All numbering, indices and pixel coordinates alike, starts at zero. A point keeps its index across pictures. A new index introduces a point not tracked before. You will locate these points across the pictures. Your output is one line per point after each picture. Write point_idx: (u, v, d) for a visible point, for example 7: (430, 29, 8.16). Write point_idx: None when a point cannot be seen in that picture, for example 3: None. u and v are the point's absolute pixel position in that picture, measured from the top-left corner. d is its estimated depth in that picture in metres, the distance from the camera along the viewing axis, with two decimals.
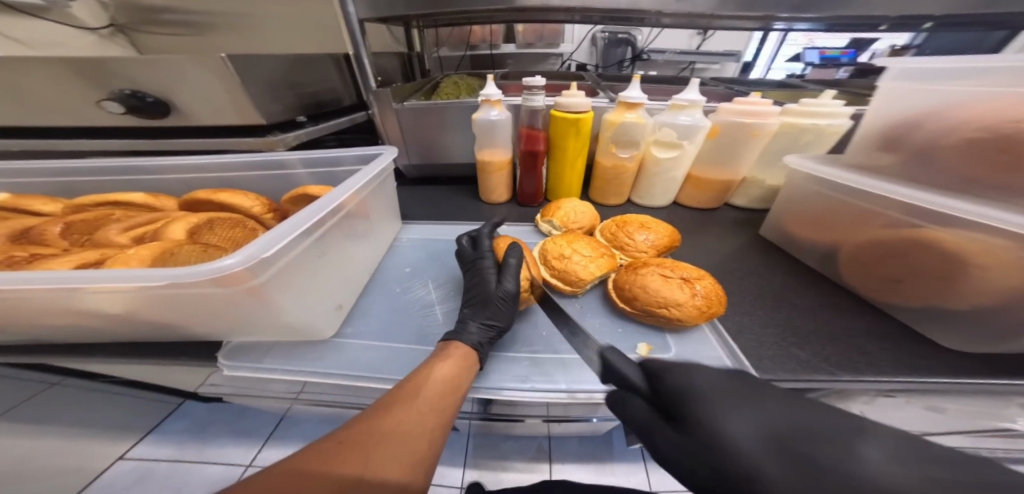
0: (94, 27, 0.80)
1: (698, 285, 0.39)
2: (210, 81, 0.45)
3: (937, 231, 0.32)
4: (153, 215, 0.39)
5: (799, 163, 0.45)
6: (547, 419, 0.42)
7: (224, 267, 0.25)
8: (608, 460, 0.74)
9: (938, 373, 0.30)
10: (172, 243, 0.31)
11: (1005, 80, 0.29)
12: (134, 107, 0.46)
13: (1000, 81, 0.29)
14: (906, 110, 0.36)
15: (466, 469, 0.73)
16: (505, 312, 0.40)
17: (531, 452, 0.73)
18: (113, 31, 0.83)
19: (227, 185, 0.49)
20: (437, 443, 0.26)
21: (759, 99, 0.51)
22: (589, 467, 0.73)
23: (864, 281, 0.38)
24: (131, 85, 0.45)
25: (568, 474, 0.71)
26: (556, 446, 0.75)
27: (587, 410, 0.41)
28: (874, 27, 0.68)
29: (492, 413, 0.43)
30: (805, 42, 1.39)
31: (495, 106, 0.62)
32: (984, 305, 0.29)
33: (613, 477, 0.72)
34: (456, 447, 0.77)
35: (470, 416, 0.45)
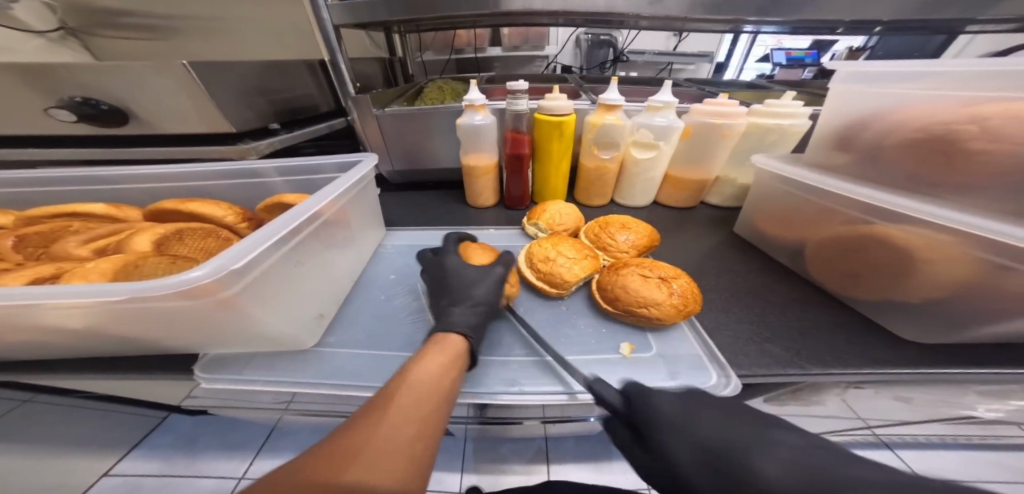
0: (41, 29, 0.73)
1: (675, 284, 0.41)
2: (173, 87, 0.44)
3: (888, 227, 0.34)
4: (117, 226, 0.38)
5: (765, 163, 0.47)
6: (543, 425, 0.42)
7: (191, 279, 0.25)
8: (604, 459, 0.75)
9: (899, 364, 0.31)
10: (136, 255, 0.31)
11: (950, 84, 0.31)
12: (87, 114, 0.45)
13: (943, 85, 0.31)
14: (856, 113, 0.38)
15: (464, 473, 0.73)
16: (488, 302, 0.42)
17: (530, 453, 0.74)
18: (63, 35, 0.77)
19: (201, 195, 0.48)
20: (429, 439, 0.25)
21: (727, 99, 0.53)
22: (587, 465, 0.74)
23: (829, 276, 0.40)
24: (82, 91, 0.44)
25: (566, 473, 0.72)
26: (554, 446, 0.76)
27: (585, 412, 0.42)
28: (835, 30, 0.72)
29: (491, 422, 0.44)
30: (774, 43, 1.46)
31: (479, 111, 0.62)
32: (935, 297, 0.31)
33: (611, 475, 0.73)
34: (454, 451, 0.76)
35: (461, 424, 0.44)
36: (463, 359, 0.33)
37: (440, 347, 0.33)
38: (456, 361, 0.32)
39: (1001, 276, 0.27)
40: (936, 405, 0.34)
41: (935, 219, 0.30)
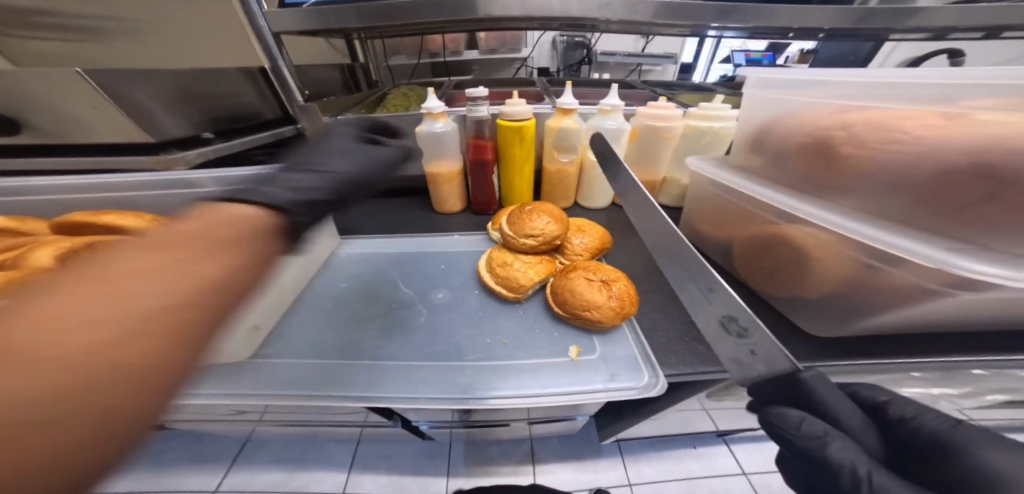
0: None
1: (615, 286, 0.42)
2: (77, 96, 0.42)
3: (788, 227, 0.35)
4: (19, 240, 0.36)
5: (695, 166, 0.49)
6: (528, 421, 0.49)
7: None
8: (586, 458, 0.77)
9: (806, 357, 0.33)
10: (27, 272, 0.30)
11: (839, 91, 0.32)
12: None
13: (835, 92, 0.33)
14: (763, 117, 0.40)
15: (450, 476, 0.73)
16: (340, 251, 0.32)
17: (517, 455, 0.75)
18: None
19: (133, 207, 0.47)
20: (163, 356, 0.16)
21: (666, 103, 0.55)
22: (570, 465, 0.75)
23: (752, 274, 0.41)
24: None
25: (551, 473, 0.73)
26: (539, 447, 0.77)
27: (558, 410, 0.45)
28: (779, 34, 0.74)
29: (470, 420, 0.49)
30: (738, 45, 1.51)
31: (439, 118, 0.63)
32: (831, 292, 0.33)
33: (594, 473, 0.75)
34: (438, 456, 0.76)
35: (451, 423, 0.51)
36: (255, 227, 0.24)
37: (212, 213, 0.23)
38: (253, 228, 0.24)
39: (875, 273, 0.29)
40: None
41: (813, 218, 0.32)
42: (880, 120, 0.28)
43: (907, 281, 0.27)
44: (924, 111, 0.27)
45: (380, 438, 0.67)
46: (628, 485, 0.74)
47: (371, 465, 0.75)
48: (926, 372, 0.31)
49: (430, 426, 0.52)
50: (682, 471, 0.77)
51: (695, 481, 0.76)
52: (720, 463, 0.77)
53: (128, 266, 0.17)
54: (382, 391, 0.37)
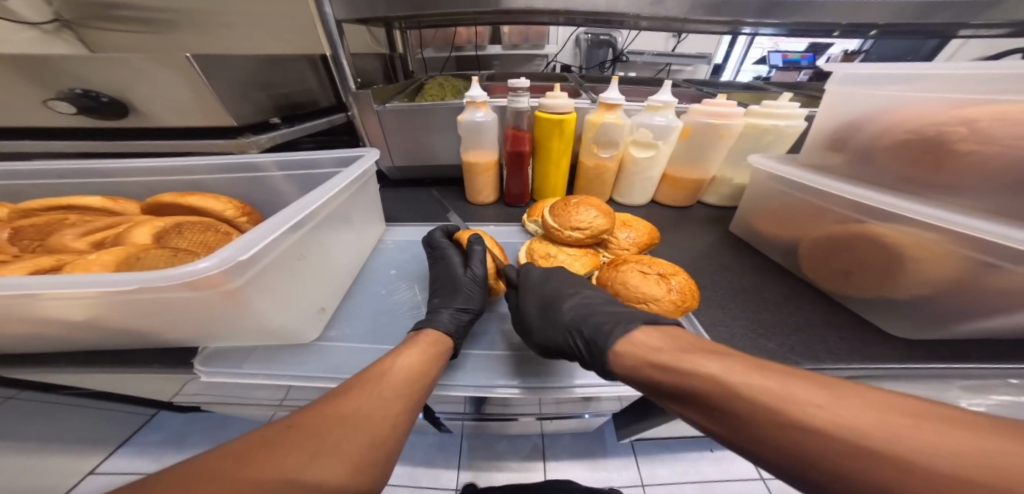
0: (35, 21, 0.72)
1: (674, 280, 0.40)
2: (167, 79, 0.44)
3: (877, 226, 0.35)
4: (113, 220, 0.37)
5: (761, 162, 0.48)
6: (539, 416, 0.48)
7: (198, 270, 0.25)
8: (599, 456, 0.75)
9: (889, 360, 0.32)
10: (138, 248, 0.31)
11: (944, 86, 0.32)
12: (87, 107, 0.44)
13: (941, 88, 0.32)
14: (848, 113, 0.40)
15: (460, 469, 0.73)
16: (475, 296, 0.41)
17: (525, 450, 0.74)
18: (57, 27, 0.75)
19: (198, 188, 0.47)
20: (399, 431, 0.26)
21: (725, 100, 0.54)
22: (583, 463, 0.74)
23: (822, 273, 0.41)
24: (82, 83, 0.43)
25: (564, 470, 0.72)
26: (549, 444, 0.75)
27: (575, 406, 0.44)
28: (832, 33, 0.73)
29: (483, 413, 0.47)
30: (770, 45, 1.48)
31: (480, 108, 0.62)
32: (923, 295, 0.32)
33: (606, 472, 0.74)
34: (450, 448, 0.76)
35: (463, 416, 0.49)
36: (447, 352, 0.35)
37: (420, 340, 0.34)
38: (440, 353, 0.34)
39: (989, 272, 0.28)
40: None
41: (917, 215, 0.32)
42: (1011, 112, 0.27)
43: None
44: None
45: None
46: (641, 485, 0.74)
47: None
48: None
49: (442, 416, 0.50)
50: (696, 473, 0.76)
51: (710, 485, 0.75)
52: (735, 467, 0.76)
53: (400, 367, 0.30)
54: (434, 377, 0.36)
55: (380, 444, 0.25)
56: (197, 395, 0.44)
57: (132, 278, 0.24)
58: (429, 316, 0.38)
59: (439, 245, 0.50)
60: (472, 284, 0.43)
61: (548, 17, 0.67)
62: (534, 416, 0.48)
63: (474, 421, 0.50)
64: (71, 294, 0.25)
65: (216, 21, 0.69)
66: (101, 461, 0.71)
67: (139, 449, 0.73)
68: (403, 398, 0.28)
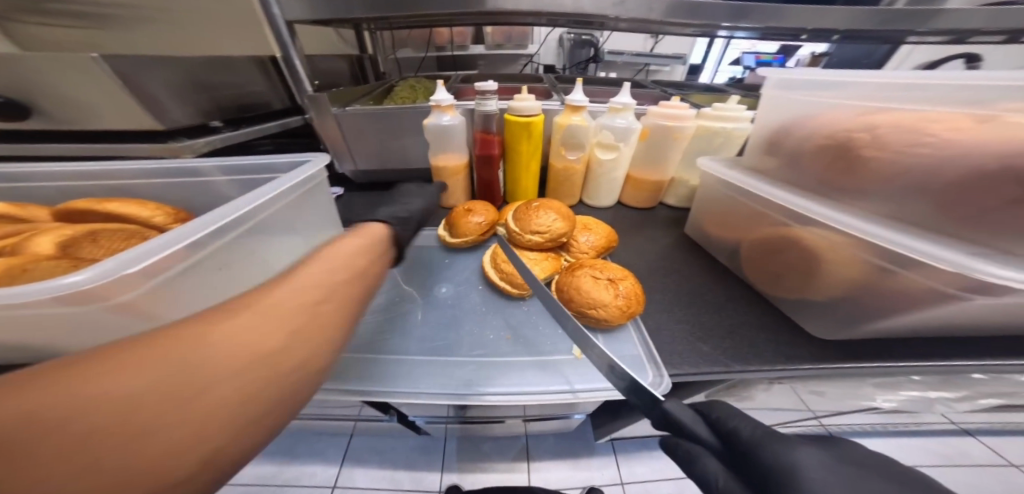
0: None
1: (622, 285, 0.41)
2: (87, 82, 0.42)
3: (800, 230, 0.36)
4: (15, 228, 0.35)
5: (706, 166, 0.48)
6: (524, 417, 0.48)
7: (70, 285, 0.23)
8: (577, 455, 0.75)
9: (814, 360, 0.33)
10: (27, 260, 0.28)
11: (865, 94, 0.33)
12: None
13: (863, 96, 0.33)
14: (781, 117, 0.40)
15: (444, 472, 0.72)
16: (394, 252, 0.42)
17: (512, 451, 0.74)
18: None
19: (132, 194, 0.46)
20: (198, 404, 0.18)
21: (678, 102, 0.54)
22: (564, 463, 0.75)
23: (759, 275, 0.41)
24: None
25: (544, 470, 0.73)
26: (533, 443, 0.75)
27: (561, 407, 0.45)
28: (792, 36, 0.74)
29: (467, 415, 0.48)
30: (746, 47, 1.51)
31: (447, 111, 0.62)
32: (835, 297, 0.33)
33: (588, 471, 0.74)
34: (433, 451, 0.75)
35: (446, 419, 0.50)
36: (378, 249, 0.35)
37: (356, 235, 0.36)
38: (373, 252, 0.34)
39: (887, 277, 0.30)
40: (846, 396, 0.36)
41: (828, 221, 0.32)
42: (906, 122, 0.28)
43: (920, 285, 0.28)
44: (954, 113, 0.27)
45: (374, 432, 0.66)
46: (620, 484, 0.74)
47: (363, 458, 0.75)
48: (924, 375, 0.31)
49: (421, 420, 0.51)
50: (672, 469, 0.77)
51: (685, 480, 0.76)
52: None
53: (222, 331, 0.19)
54: (391, 386, 0.36)
55: (231, 368, 0.19)
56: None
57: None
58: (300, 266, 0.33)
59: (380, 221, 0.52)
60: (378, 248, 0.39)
61: (527, 16, 0.66)
62: (519, 417, 0.49)
63: (458, 424, 0.51)
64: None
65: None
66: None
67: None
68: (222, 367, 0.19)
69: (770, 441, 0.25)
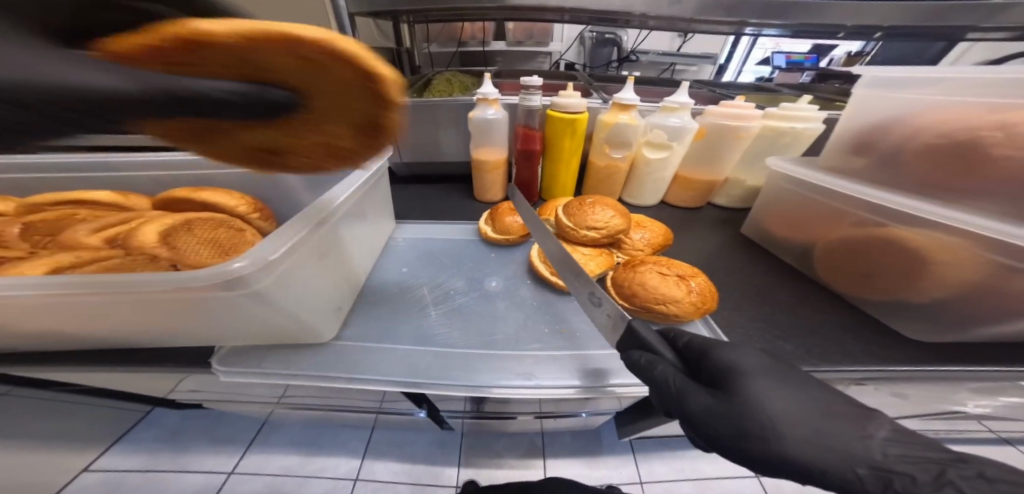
0: None
1: (694, 281, 0.40)
2: None
3: (901, 230, 0.35)
4: (125, 215, 0.36)
5: (778, 165, 0.48)
6: (538, 414, 0.48)
7: (232, 270, 0.24)
8: (598, 454, 0.74)
9: (908, 363, 0.32)
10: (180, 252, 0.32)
11: (976, 92, 0.32)
12: None
13: (975, 94, 0.32)
14: (876, 116, 0.40)
15: (459, 467, 0.72)
16: None
17: (521, 448, 0.72)
18: None
19: (204, 182, 0.46)
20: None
21: (744, 102, 0.53)
22: (581, 460, 0.73)
23: (838, 276, 0.41)
24: None
25: (560, 468, 0.71)
26: (547, 441, 0.74)
27: (575, 405, 0.44)
28: (845, 35, 0.73)
29: (483, 410, 0.48)
30: (773, 47, 1.49)
31: (492, 105, 0.62)
32: (939, 298, 0.33)
33: (603, 469, 0.73)
34: (449, 446, 0.75)
35: (464, 413, 0.50)
36: None
37: None
38: None
39: (1011, 276, 0.29)
40: (931, 401, 0.35)
41: (940, 221, 0.33)
42: None
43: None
44: None
45: (402, 424, 0.66)
46: (640, 482, 0.73)
47: (383, 452, 0.74)
48: None
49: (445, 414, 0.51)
50: (696, 472, 0.75)
51: (707, 482, 0.75)
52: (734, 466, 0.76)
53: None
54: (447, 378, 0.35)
55: None
56: (192, 392, 0.43)
57: (166, 279, 0.24)
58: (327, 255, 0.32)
59: None
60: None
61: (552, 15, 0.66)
62: (533, 414, 0.49)
63: (473, 419, 0.51)
64: (87, 296, 0.24)
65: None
66: (95, 458, 0.71)
67: (131, 446, 0.73)
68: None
69: (716, 341, 0.25)
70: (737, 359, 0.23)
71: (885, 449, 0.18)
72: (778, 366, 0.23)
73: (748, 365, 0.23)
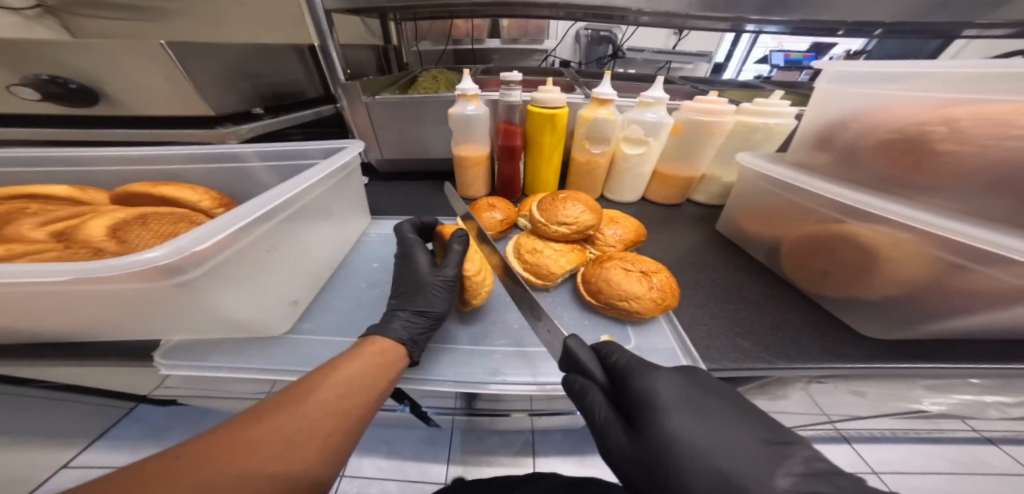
0: (18, 6, 0.72)
1: (655, 277, 0.40)
2: (146, 69, 0.44)
3: (856, 225, 0.35)
4: (77, 210, 0.36)
5: (748, 161, 0.48)
6: (530, 411, 0.47)
7: (146, 260, 0.24)
8: (584, 452, 0.74)
9: (861, 360, 0.32)
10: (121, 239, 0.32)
11: (928, 86, 0.32)
12: (55, 94, 0.44)
13: (927, 88, 0.32)
14: (836, 111, 0.40)
15: (449, 464, 0.72)
16: (440, 297, 0.39)
17: (516, 446, 0.72)
18: (41, 13, 0.76)
19: (174, 178, 0.47)
20: (343, 447, 0.25)
21: (718, 97, 0.53)
22: (571, 459, 0.73)
23: (801, 272, 0.41)
24: (51, 69, 0.43)
25: (549, 466, 0.71)
26: (539, 439, 0.73)
27: (564, 403, 0.44)
28: (831, 31, 0.72)
29: (474, 408, 0.47)
30: (773, 44, 1.47)
31: (471, 101, 0.61)
32: (892, 295, 0.33)
33: (593, 468, 0.73)
34: (439, 442, 0.74)
35: (454, 411, 0.48)
36: (398, 362, 0.32)
37: (362, 352, 0.31)
38: (385, 366, 0.30)
39: (960, 273, 0.29)
40: (890, 398, 0.35)
41: (893, 216, 0.32)
42: (991, 114, 0.26)
43: (1001, 283, 0.27)
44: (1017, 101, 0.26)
45: (386, 421, 0.66)
46: None
47: (373, 448, 0.74)
48: (983, 378, 0.30)
49: (432, 410, 0.50)
50: None
51: None
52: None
53: (341, 373, 0.27)
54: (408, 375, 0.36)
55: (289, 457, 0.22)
56: (173, 389, 0.42)
57: (73, 268, 0.24)
58: (382, 323, 0.36)
59: (407, 242, 0.47)
60: (441, 282, 0.40)
61: (551, 9, 0.67)
62: (525, 411, 0.48)
63: (466, 416, 0.49)
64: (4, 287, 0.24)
65: (218, 12, 0.71)
66: (76, 455, 0.68)
67: (113, 444, 0.70)
68: (320, 421, 0.24)
69: (643, 369, 0.29)
70: (657, 394, 0.27)
71: (784, 483, 0.22)
72: (691, 399, 0.27)
73: (664, 399, 0.27)
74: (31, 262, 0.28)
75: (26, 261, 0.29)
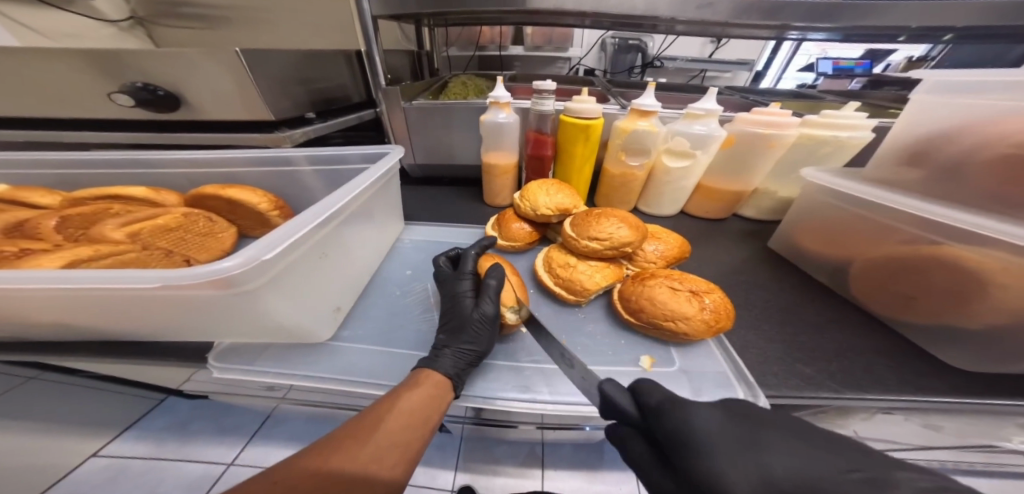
0: (114, 19, 0.82)
1: (707, 298, 0.37)
2: (217, 75, 0.46)
3: (962, 249, 0.32)
4: (152, 211, 0.37)
5: (814, 176, 0.45)
6: (541, 426, 0.41)
7: (222, 269, 0.24)
8: (597, 468, 0.70)
9: (950, 396, 0.29)
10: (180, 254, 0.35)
11: None
12: (145, 100, 0.46)
13: None
14: (936, 124, 0.37)
15: (457, 472, 0.69)
16: (484, 335, 0.36)
17: (522, 456, 0.68)
18: (132, 24, 0.85)
19: (227, 179, 0.48)
20: (410, 448, 0.26)
21: (778, 109, 0.49)
22: (581, 475, 0.69)
23: (879, 298, 0.38)
24: (143, 77, 0.45)
25: (559, 480, 0.67)
26: (548, 451, 0.70)
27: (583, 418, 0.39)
28: (893, 38, 0.67)
29: (483, 418, 0.41)
30: (818, 51, 1.34)
31: (504, 108, 0.60)
32: (997, 325, 0.30)
33: (604, 486, 0.68)
34: (447, 449, 0.72)
35: (462, 420, 0.43)
36: (447, 396, 0.31)
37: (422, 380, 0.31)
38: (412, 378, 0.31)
39: None
40: (974, 437, 0.32)
41: (1001, 235, 0.30)
42: None
43: None
44: None
45: None
46: None
47: None
48: None
49: (443, 420, 0.45)
50: None
51: None
52: None
53: (399, 404, 0.28)
54: None
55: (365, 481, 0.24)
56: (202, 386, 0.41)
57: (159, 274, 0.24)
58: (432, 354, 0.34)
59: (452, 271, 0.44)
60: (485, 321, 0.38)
61: (574, 19, 0.66)
62: (535, 425, 0.42)
63: (473, 426, 0.43)
64: (90, 289, 0.25)
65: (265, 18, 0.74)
66: (104, 444, 0.71)
67: (144, 433, 0.73)
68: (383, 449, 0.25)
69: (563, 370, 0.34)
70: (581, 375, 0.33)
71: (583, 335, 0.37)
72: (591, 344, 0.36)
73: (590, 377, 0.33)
74: (116, 263, 0.30)
75: (110, 262, 0.29)
